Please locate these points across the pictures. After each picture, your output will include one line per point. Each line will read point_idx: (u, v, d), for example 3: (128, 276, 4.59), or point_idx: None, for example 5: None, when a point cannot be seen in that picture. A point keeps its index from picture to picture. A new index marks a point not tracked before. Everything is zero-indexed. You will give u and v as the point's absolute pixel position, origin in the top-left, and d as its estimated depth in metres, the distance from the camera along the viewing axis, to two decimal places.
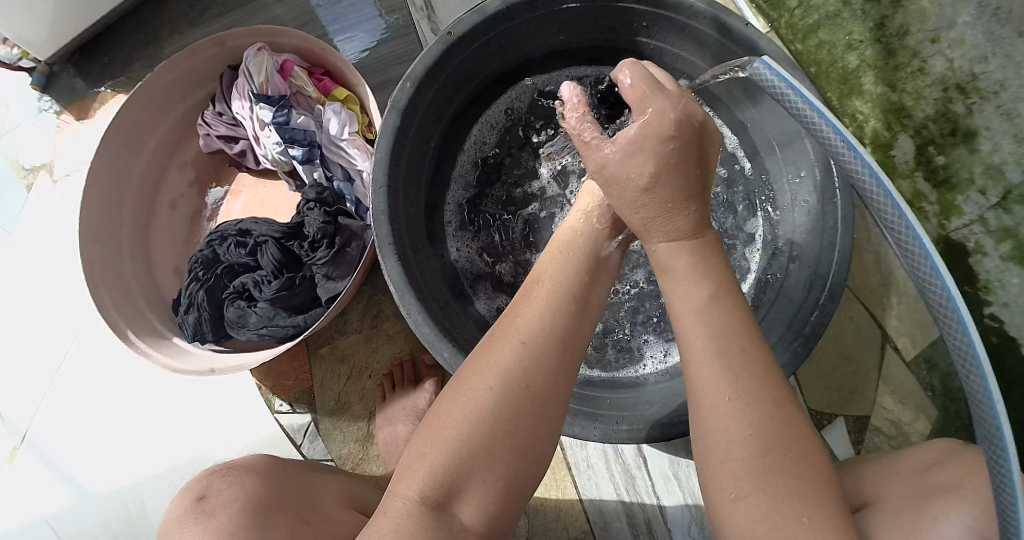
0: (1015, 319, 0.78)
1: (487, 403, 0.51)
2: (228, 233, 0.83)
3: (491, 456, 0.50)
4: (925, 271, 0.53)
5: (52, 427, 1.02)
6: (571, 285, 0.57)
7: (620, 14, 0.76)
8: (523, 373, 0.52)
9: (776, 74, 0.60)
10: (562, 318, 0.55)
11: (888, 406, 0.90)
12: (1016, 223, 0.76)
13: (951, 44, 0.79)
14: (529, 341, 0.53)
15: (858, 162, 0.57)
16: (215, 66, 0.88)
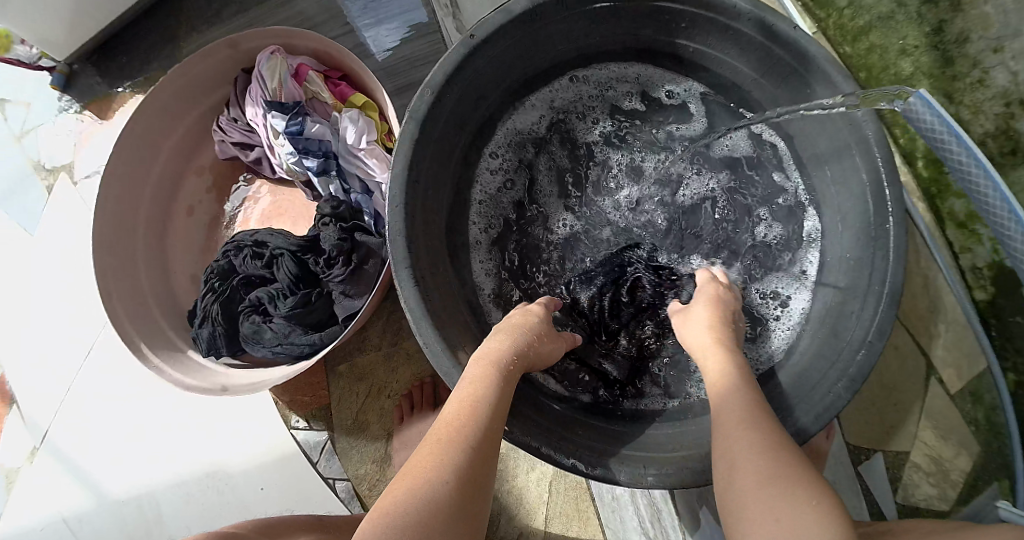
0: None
1: (432, 505, 0.46)
2: (243, 244, 0.80)
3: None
4: None
5: (70, 429, 1.00)
6: (507, 381, 0.57)
7: (660, 15, 0.71)
8: (471, 467, 0.50)
9: (934, 113, 0.54)
10: (493, 413, 0.54)
11: (928, 442, 0.82)
12: None
13: (1017, 54, 0.72)
14: (475, 435, 0.52)
15: (995, 192, 0.55)
16: (231, 68, 0.85)
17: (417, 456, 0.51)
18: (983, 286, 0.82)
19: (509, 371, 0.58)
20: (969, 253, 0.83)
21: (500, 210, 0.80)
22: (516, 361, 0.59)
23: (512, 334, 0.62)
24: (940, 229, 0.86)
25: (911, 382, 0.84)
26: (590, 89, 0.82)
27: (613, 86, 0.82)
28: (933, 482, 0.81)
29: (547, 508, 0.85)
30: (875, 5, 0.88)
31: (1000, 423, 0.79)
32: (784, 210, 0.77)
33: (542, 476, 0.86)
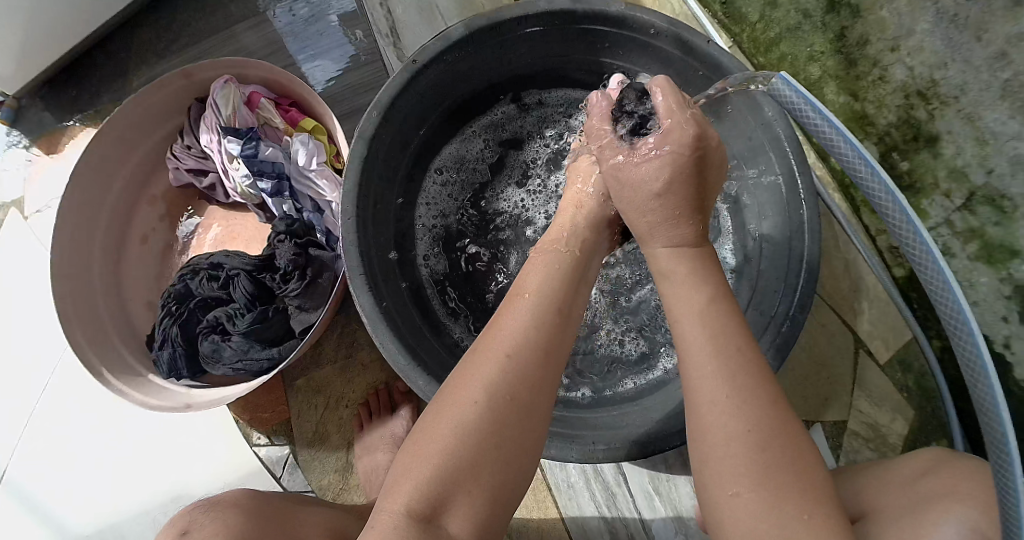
0: (984, 319, 0.82)
1: (472, 420, 0.49)
2: (199, 267, 0.83)
3: (476, 470, 0.48)
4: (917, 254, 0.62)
5: (31, 463, 1.00)
6: (548, 296, 0.57)
7: (585, 37, 0.77)
8: (512, 384, 0.51)
9: (792, 88, 0.66)
10: (545, 325, 0.54)
11: (864, 410, 0.90)
12: (982, 223, 0.79)
13: (911, 51, 0.81)
14: (516, 350, 0.52)
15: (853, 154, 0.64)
16: (183, 98, 0.88)
17: (463, 367, 0.53)
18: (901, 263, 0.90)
19: (564, 284, 0.59)
20: (886, 235, 0.90)
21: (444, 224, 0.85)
22: (568, 277, 0.60)
23: (551, 253, 0.62)
24: (857, 216, 0.93)
25: (843, 352, 0.91)
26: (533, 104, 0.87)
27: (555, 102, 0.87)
28: (873, 447, 0.88)
29: None
30: (783, 18, 0.95)
31: (932, 387, 0.87)
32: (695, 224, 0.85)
33: None
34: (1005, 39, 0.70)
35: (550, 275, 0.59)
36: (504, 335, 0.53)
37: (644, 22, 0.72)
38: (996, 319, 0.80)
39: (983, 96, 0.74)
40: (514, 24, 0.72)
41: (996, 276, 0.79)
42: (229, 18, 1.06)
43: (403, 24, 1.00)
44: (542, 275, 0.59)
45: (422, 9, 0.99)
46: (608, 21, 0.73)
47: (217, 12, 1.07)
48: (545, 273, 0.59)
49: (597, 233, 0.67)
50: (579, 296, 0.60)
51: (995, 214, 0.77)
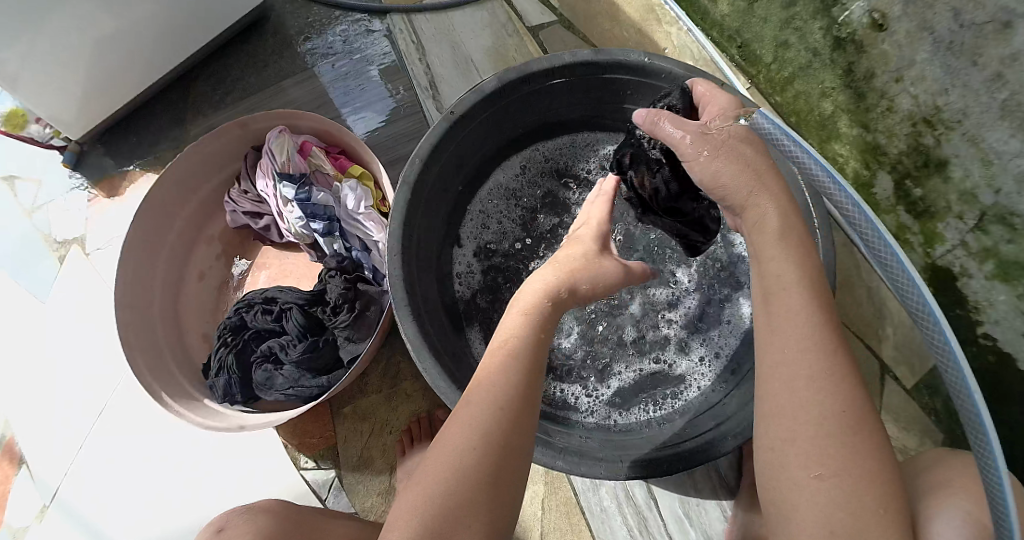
0: (1005, 335, 0.85)
1: (464, 468, 0.51)
2: (254, 301, 0.90)
3: (473, 513, 0.50)
4: (920, 312, 0.62)
5: (85, 484, 1.06)
6: (527, 343, 0.59)
7: (610, 85, 0.82)
8: (500, 431, 0.53)
9: (772, 124, 0.72)
10: (526, 375, 0.57)
11: (894, 434, 0.93)
12: (994, 242, 0.82)
13: (914, 81, 0.85)
14: (505, 400, 0.55)
15: (842, 194, 0.68)
16: (238, 147, 0.96)
17: (458, 413, 0.56)
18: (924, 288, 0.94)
19: (543, 329, 0.61)
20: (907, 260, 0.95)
21: (483, 261, 0.90)
22: (547, 319, 0.62)
23: (530, 297, 0.63)
24: None
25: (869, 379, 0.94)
26: (567, 144, 0.93)
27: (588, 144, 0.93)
28: None
29: (542, 523, 0.89)
30: (794, 58, 1.00)
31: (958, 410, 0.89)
32: (718, 263, 0.90)
33: (533, 497, 0.90)
34: (999, 61, 0.75)
35: (526, 321, 0.61)
36: (492, 382, 0.56)
37: (662, 69, 0.77)
38: (1018, 335, 0.84)
39: (984, 118, 0.79)
40: (543, 76, 0.78)
41: (1015, 292, 0.82)
42: (279, 72, 1.18)
43: (439, 78, 1.12)
44: (521, 322, 0.61)
45: (459, 63, 1.13)
46: (629, 70, 0.79)
47: (268, 67, 1.18)
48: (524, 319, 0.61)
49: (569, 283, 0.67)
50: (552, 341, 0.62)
51: (1008, 233, 0.81)
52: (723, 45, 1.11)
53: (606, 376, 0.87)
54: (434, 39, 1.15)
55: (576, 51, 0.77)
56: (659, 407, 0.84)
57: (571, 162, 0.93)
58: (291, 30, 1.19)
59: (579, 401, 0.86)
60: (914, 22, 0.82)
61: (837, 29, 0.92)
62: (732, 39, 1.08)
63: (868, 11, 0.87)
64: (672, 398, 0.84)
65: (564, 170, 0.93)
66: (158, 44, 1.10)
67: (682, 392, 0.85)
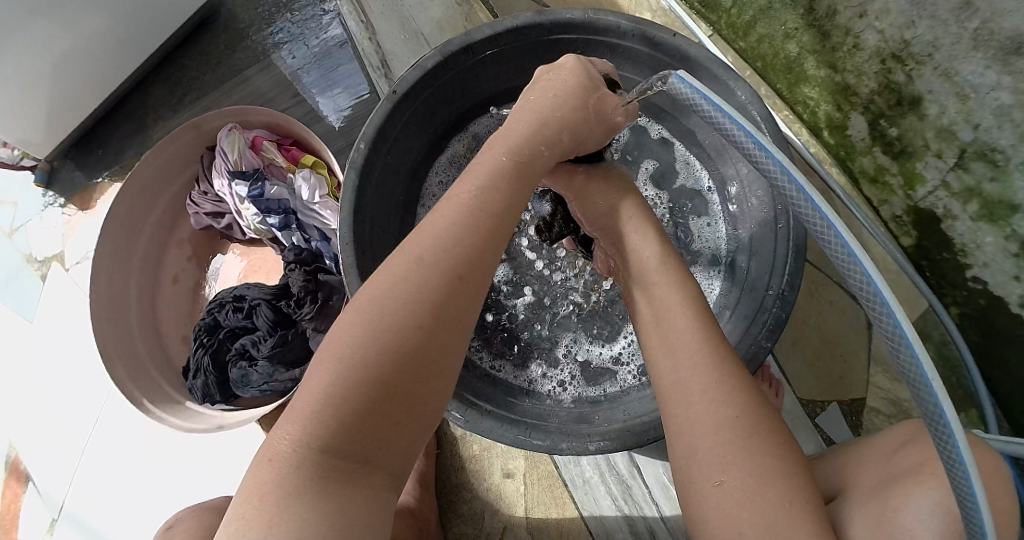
0: (995, 278, 0.84)
1: (375, 348, 0.44)
2: (225, 301, 0.90)
3: (366, 420, 0.43)
4: (857, 280, 0.51)
5: (87, 494, 1.08)
6: (472, 221, 0.52)
7: (556, 47, 0.80)
8: (413, 330, 0.46)
9: (687, 84, 0.63)
10: (461, 255, 0.50)
11: (883, 385, 0.91)
12: (977, 181, 0.80)
13: (878, 15, 0.82)
14: (420, 294, 0.47)
15: (769, 160, 0.59)
16: (194, 147, 0.96)
17: (374, 283, 0.49)
18: (907, 232, 0.93)
19: (486, 206, 0.54)
20: (888, 205, 0.94)
21: None
22: (498, 194, 0.55)
23: (469, 184, 0.55)
24: (856, 188, 0.97)
25: (855, 331, 0.92)
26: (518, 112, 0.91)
27: None
28: (895, 420, 0.89)
29: (525, 498, 0.89)
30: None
31: (954, 356, 0.91)
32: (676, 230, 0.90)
33: (515, 472, 0.90)
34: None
35: (466, 209, 0.53)
36: (418, 259, 0.49)
37: (608, 23, 0.76)
38: (1008, 278, 0.82)
39: (956, 50, 0.75)
40: (483, 45, 0.76)
41: (1000, 233, 0.80)
42: (234, 67, 1.17)
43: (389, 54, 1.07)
44: (458, 208, 0.53)
45: (409, 40, 1.10)
46: (574, 29, 0.77)
47: (222, 64, 1.18)
48: (461, 200, 0.53)
49: (526, 169, 0.58)
50: (508, 219, 0.55)
51: (989, 170, 0.78)
52: None
53: (583, 352, 0.87)
54: (383, 14, 1.09)
55: (516, 14, 0.76)
56: (635, 379, 0.83)
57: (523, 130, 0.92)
58: (243, 22, 1.17)
59: (556, 379, 0.85)
60: None
61: None
62: None
63: None
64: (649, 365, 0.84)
65: None
66: (111, 53, 1.09)
67: None
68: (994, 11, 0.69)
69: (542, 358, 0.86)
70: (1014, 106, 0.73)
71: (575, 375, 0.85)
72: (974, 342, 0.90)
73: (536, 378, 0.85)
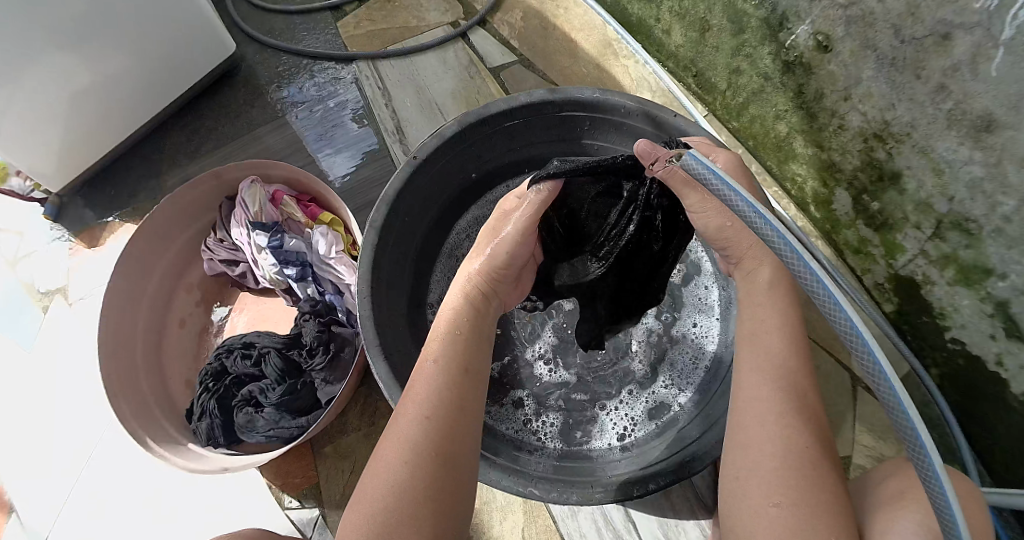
0: (972, 338, 0.88)
1: (401, 479, 0.52)
2: (233, 347, 0.92)
3: (413, 526, 0.51)
4: (859, 349, 0.54)
5: (72, 534, 1.05)
6: (453, 352, 0.62)
7: (567, 122, 0.86)
8: (432, 441, 0.55)
9: (698, 160, 0.64)
10: (457, 384, 0.59)
11: (868, 443, 0.95)
12: (953, 248, 0.85)
13: (861, 99, 0.88)
14: (430, 408, 0.57)
15: (771, 231, 0.61)
16: (215, 196, 1.00)
17: (393, 423, 0.58)
18: (889, 299, 0.99)
19: (468, 340, 0.65)
20: (871, 273, 1.00)
21: None
22: (475, 327, 0.67)
23: (450, 317, 0.67)
24: (840, 258, 1.05)
25: (841, 391, 0.97)
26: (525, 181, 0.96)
27: None
28: None
29: None
30: (747, 83, 1.04)
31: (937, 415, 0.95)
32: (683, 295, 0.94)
33: (514, 525, 0.92)
34: (942, 73, 0.76)
35: (451, 333, 0.65)
36: (423, 391, 0.58)
37: (616, 103, 0.82)
38: (984, 336, 0.86)
39: (932, 129, 0.81)
40: (500, 117, 0.82)
41: (975, 296, 0.85)
42: (250, 121, 1.22)
43: (406, 122, 1.16)
44: (444, 335, 0.65)
45: (423, 107, 1.17)
46: (584, 106, 0.83)
47: (240, 116, 1.22)
48: (446, 329, 0.65)
49: (481, 310, 0.70)
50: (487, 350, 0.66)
51: (964, 238, 0.83)
52: (679, 75, 1.16)
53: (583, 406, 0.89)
54: (400, 83, 1.19)
55: (531, 91, 0.81)
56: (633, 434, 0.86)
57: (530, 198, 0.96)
58: (262, 78, 1.24)
59: (556, 432, 0.88)
60: (857, 41, 0.84)
61: (785, 53, 0.95)
62: (687, 68, 1.13)
63: (812, 34, 0.89)
64: (646, 424, 0.87)
65: None
66: (135, 98, 1.14)
67: (659, 414, 0.87)
68: (966, 94, 0.75)
69: (545, 411, 0.89)
70: (984, 179, 0.77)
71: (574, 428, 0.88)
72: (954, 401, 0.95)
73: (535, 426, 0.88)
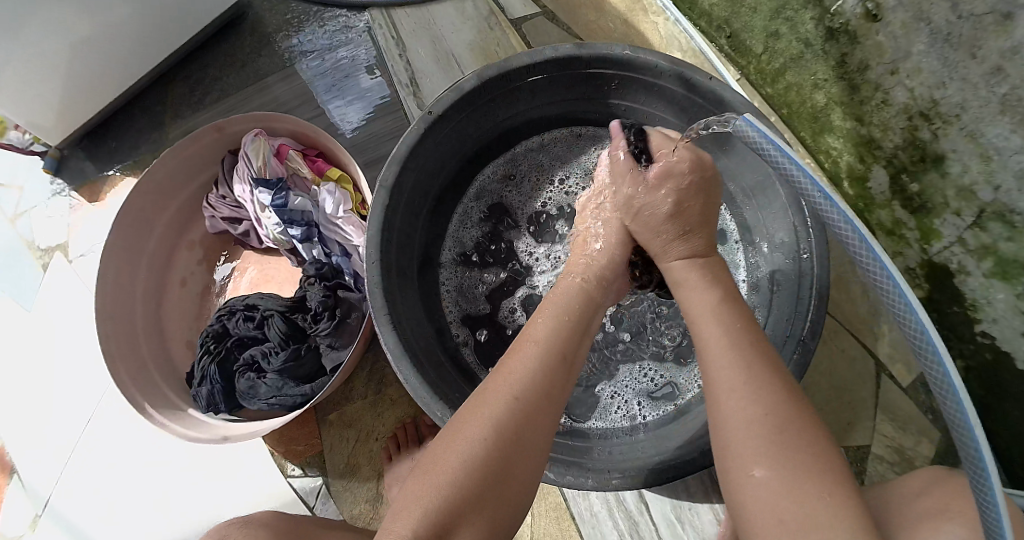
0: (1003, 333, 0.83)
1: (478, 453, 0.51)
2: (235, 308, 0.88)
3: (482, 501, 0.50)
4: (912, 332, 0.54)
5: (70, 494, 1.03)
6: (554, 341, 0.61)
7: (593, 80, 0.80)
8: (517, 421, 0.53)
9: (755, 129, 0.67)
10: (552, 378, 0.58)
11: (888, 434, 0.90)
12: (994, 240, 0.79)
13: (910, 74, 0.82)
14: (522, 391, 0.55)
15: (830, 207, 0.62)
16: (217, 151, 0.95)
17: (476, 397, 0.56)
18: (919, 285, 0.92)
19: (571, 333, 0.63)
20: (902, 257, 0.94)
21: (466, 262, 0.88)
22: (581, 323, 0.65)
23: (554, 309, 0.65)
24: (873, 239, 0.99)
25: (864, 379, 0.92)
26: (538, 143, 0.91)
27: (558, 143, 0.91)
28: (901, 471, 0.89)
29: (532, 529, 0.88)
30: (786, 48, 0.97)
31: None
32: None
33: None
34: (999, 54, 0.70)
35: (555, 324, 0.63)
36: (514, 375, 0.57)
37: (647, 62, 0.75)
38: (1016, 334, 0.81)
39: (983, 112, 0.75)
40: (524, 72, 0.76)
41: (1012, 290, 0.79)
42: (258, 72, 1.16)
43: (420, 76, 1.10)
44: (547, 324, 0.63)
45: (439, 59, 1.11)
46: (612, 63, 0.76)
47: (246, 67, 1.17)
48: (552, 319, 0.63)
49: (588, 300, 0.68)
50: (583, 345, 0.65)
51: (1006, 230, 0.77)
52: (712, 35, 1.09)
53: (597, 383, 0.85)
54: (415, 34, 1.13)
55: (557, 46, 0.75)
56: (647, 412, 0.83)
57: (546, 161, 0.91)
58: (270, 27, 1.18)
59: (568, 408, 0.84)
60: (909, 12, 0.78)
61: (829, 20, 0.88)
62: (721, 28, 1.06)
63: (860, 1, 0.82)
64: (661, 403, 0.83)
65: (535, 164, 0.91)
66: (136, 48, 1.09)
67: (676, 393, 0.83)
68: None
69: None
70: None
71: (588, 405, 0.84)
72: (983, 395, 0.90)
73: None
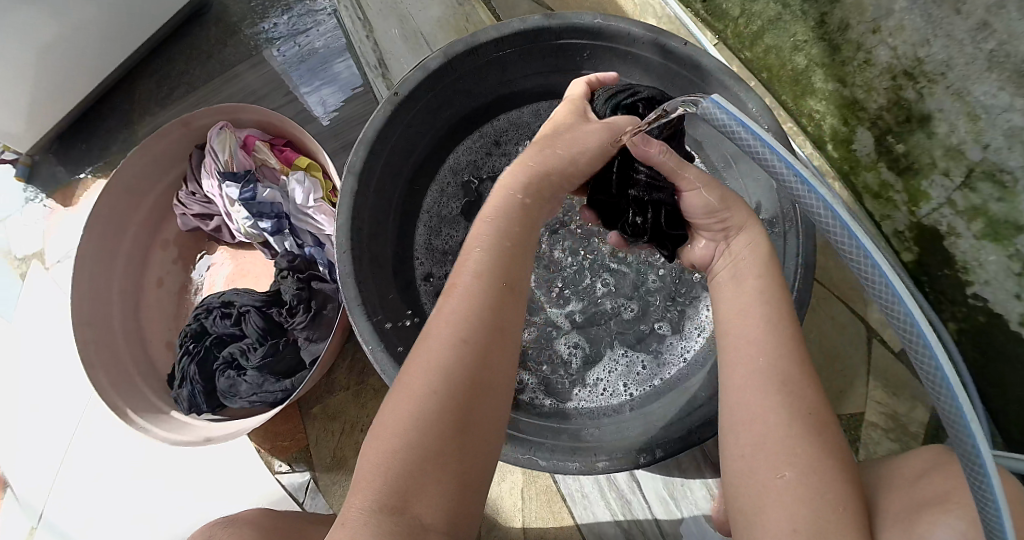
0: (995, 296, 0.81)
1: (427, 410, 0.45)
2: (212, 306, 0.87)
3: (439, 463, 0.44)
4: (895, 314, 0.54)
5: (64, 503, 1.02)
6: (494, 267, 0.53)
7: (564, 51, 0.78)
8: (464, 367, 0.47)
9: (724, 111, 0.62)
10: (497, 310, 0.50)
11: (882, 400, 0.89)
12: (984, 200, 0.78)
13: (893, 31, 0.79)
14: (465, 333, 0.48)
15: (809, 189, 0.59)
16: (185, 145, 0.93)
17: (417, 349, 0.50)
18: (909, 249, 0.91)
19: (509, 254, 0.55)
20: (890, 221, 0.92)
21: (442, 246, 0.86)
22: (523, 241, 0.57)
23: (491, 233, 0.56)
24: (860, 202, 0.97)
25: (856, 344, 0.91)
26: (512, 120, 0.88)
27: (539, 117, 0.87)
28: (895, 437, 0.88)
29: (523, 513, 0.87)
30: (763, 10, 0.95)
31: None
32: None
33: (513, 486, 0.88)
34: (986, 8, 0.68)
35: (492, 248, 0.55)
36: (452, 315, 0.50)
37: (619, 30, 0.74)
38: (1009, 296, 0.79)
39: (969, 70, 0.73)
40: (492, 46, 0.74)
41: (1004, 252, 0.78)
42: (225, 62, 1.14)
43: (389, 58, 1.06)
44: (486, 247, 0.55)
45: (406, 37, 1.06)
46: (583, 33, 0.74)
47: (212, 58, 1.14)
48: (489, 241, 0.55)
49: (531, 217, 0.59)
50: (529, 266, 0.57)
51: (996, 190, 0.76)
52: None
53: (584, 365, 0.84)
54: (382, 13, 1.07)
55: (526, 17, 0.73)
56: (635, 391, 0.81)
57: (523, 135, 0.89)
58: (234, 16, 1.14)
59: (555, 390, 0.82)
60: None
61: None
62: None
63: None
64: (648, 380, 0.82)
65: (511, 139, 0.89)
66: (100, 47, 1.06)
67: (662, 370, 0.82)
68: (1011, 33, 0.67)
69: (545, 374, 0.84)
70: None
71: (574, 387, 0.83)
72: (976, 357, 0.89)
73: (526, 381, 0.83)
